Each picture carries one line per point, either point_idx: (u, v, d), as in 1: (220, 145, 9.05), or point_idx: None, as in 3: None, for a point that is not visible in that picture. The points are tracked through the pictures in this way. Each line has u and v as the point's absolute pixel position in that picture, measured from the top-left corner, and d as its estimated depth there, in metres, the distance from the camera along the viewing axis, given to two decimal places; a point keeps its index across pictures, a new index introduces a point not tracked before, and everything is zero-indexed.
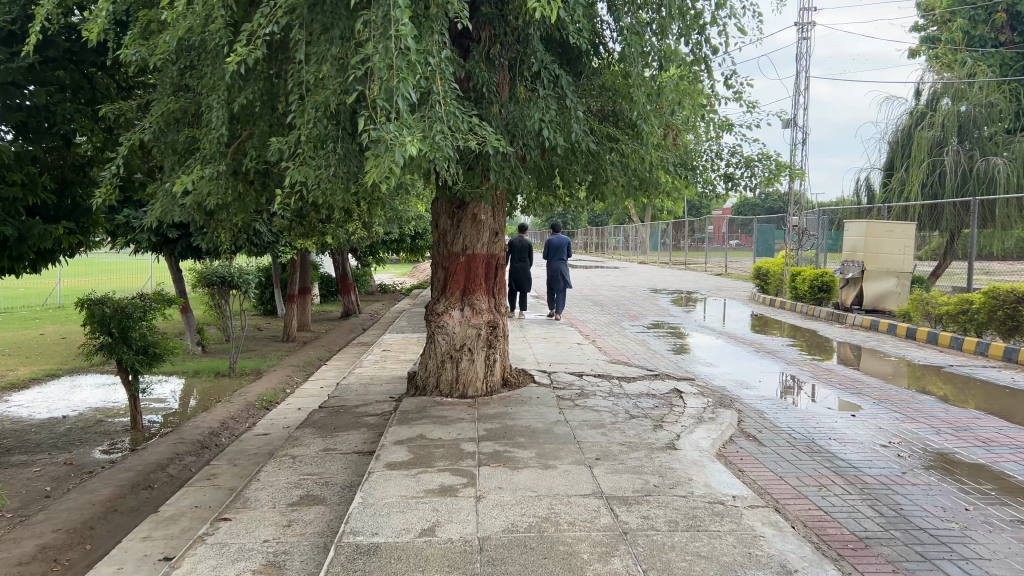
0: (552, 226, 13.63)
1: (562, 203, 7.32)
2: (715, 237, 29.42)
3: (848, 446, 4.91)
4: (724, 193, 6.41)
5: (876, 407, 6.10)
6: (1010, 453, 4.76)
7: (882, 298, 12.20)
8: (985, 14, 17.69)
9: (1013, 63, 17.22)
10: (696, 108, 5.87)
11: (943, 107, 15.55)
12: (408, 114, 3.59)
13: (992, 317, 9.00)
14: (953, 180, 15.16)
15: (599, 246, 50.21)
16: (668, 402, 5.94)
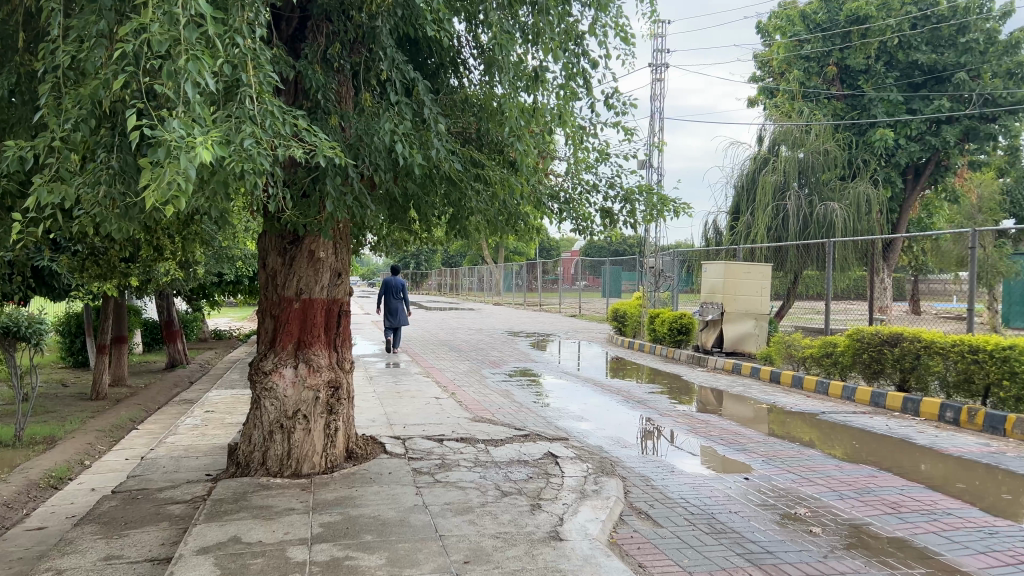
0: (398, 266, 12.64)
1: (417, 240, 6.39)
2: (566, 278, 29.25)
3: (754, 522, 4.23)
4: (602, 230, 5.75)
5: (767, 467, 5.55)
6: (927, 523, 4.24)
7: (741, 341, 12.03)
8: (817, 66, 18.15)
9: (842, 114, 17.92)
10: (570, 131, 5.17)
11: (783, 154, 15.86)
12: (205, 107, 2.59)
13: (857, 360, 8.83)
14: (795, 225, 15.32)
15: (452, 287, 49.54)
16: (543, 472, 5.08)
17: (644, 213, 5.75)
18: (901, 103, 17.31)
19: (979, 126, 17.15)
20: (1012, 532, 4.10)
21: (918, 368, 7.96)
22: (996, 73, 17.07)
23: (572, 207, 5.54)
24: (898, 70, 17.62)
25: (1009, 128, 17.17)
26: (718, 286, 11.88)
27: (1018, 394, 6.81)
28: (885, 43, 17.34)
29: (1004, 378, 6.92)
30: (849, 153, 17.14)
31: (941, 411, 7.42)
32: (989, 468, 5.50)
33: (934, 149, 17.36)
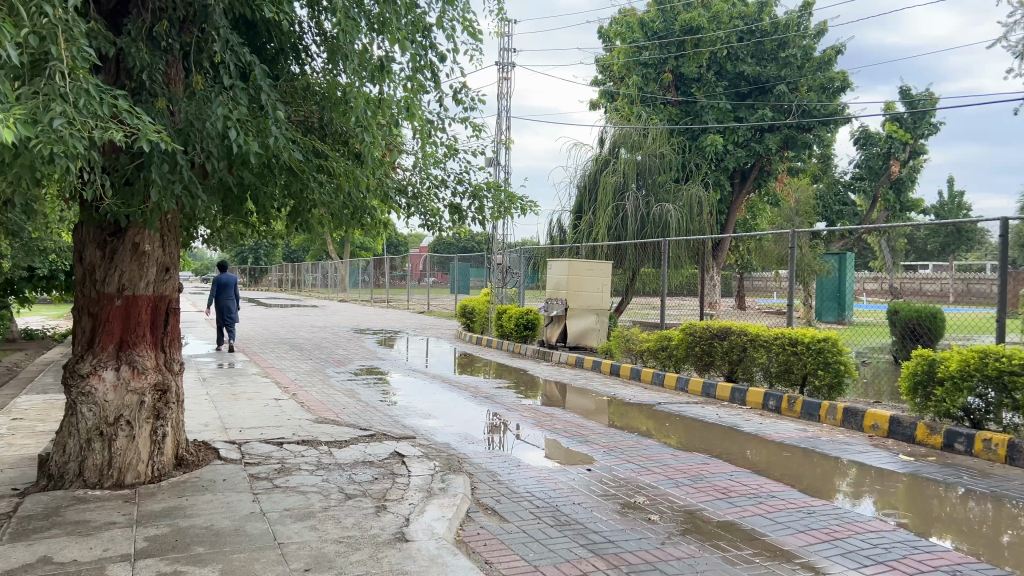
0: (225, 260, 11.96)
1: (255, 234, 6.08)
2: (414, 275, 29.02)
3: (597, 513, 4.33)
4: (450, 227, 5.70)
5: (608, 458, 5.72)
6: (754, 506, 4.51)
7: (584, 335, 12.37)
8: (654, 73, 18.83)
9: (677, 119, 18.88)
10: (417, 125, 5.08)
11: (622, 156, 16.42)
12: (5, 79, 2.31)
13: (690, 353, 9.31)
14: (633, 225, 15.92)
15: (295, 283, 47.94)
16: (389, 472, 4.97)
17: (493, 210, 5.75)
18: (730, 111, 18.44)
19: (796, 135, 18.63)
20: (827, 510, 4.44)
21: (744, 360, 8.49)
22: (810, 87, 18.51)
23: (419, 202, 5.45)
24: (727, 80, 18.69)
25: (822, 138, 18.72)
26: (563, 283, 12.16)
27: (831, 382, 7.47)
28: (715, 54, 18.40)
29: (818, 368, 7.54)
30: (683, 157, 18.06)
31: (764, 400, 7.96)
32: (806, 452, 5.95)
33: (758, 155, 18.63)
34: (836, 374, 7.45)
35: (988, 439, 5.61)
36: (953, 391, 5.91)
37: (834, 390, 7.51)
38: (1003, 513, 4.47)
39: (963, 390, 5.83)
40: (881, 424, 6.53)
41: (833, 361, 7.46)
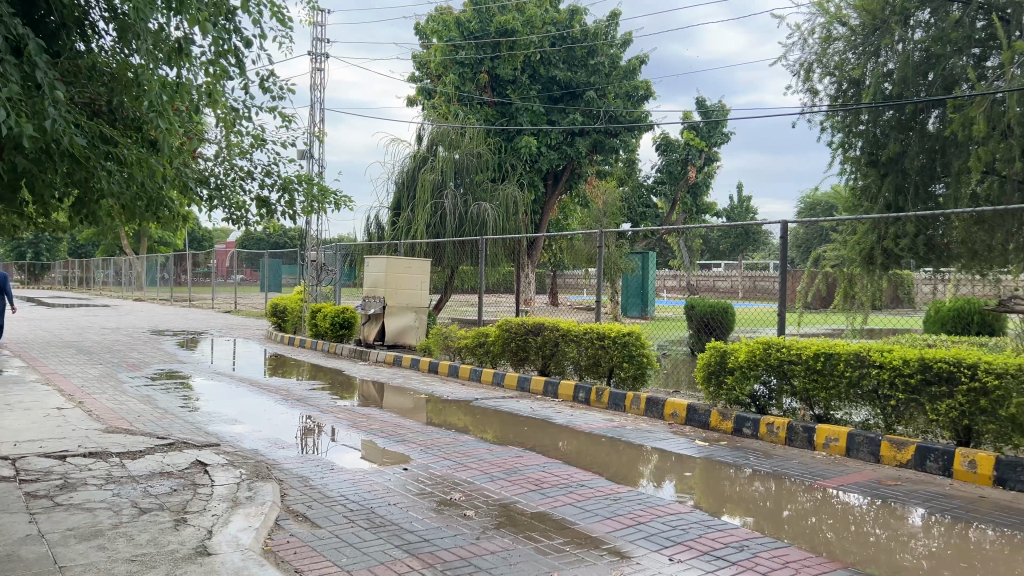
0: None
1: (32, 226, 5.49)
2: (220, 272, 27.50)
3: (412, 512, 4.30)
4: (257, 221, 5.44)
5: (424, 456, 5.69)
6: (564, 495, 4.66)
7: (402, 333, 12.27)
8: (471, 72, 18.76)
9: (493, 119, 19.17)
10: (221, 113, 4.79)
11: (440, 154, 16.42)
12: None
13: (505, 348, 9.48)
14: (452, 223, 15.96)
15: (84, 282, 43.93)
16: (190, 482, 4.66)
17: (303, 205, 5.54)
18: (543, 114, 18.99)
19: (605, 140, 19.55)
20: (632, 496, 4.67)
21: (557, 354, 8.78)
22: (617, 94, 19.53)
23: (223, 194, 5.15)
24: (540, 83, 19.23)
25: (627, 142, 19.86)
26: (380, 281, 11.98)
27: (635, 373, 7.90)
28: (529, 57, 18.86)
29: (624, 360, 7.93)
30: (499, 157, 18.40)
31: (575, 392, 8.26)
32: (613, 441, 6.24)
33: (570, 158, 19.34)
34: (640, 365, 7.90)
35: (771, 422, 6.15)
36: (741, 380, 6.42)
37: (638, 380, 7.95)
38: (784, 489, 4.92)
39: (750, 379, 6.34)
40: (680, 412, 6.98)
41: (637, 353, 7.90)
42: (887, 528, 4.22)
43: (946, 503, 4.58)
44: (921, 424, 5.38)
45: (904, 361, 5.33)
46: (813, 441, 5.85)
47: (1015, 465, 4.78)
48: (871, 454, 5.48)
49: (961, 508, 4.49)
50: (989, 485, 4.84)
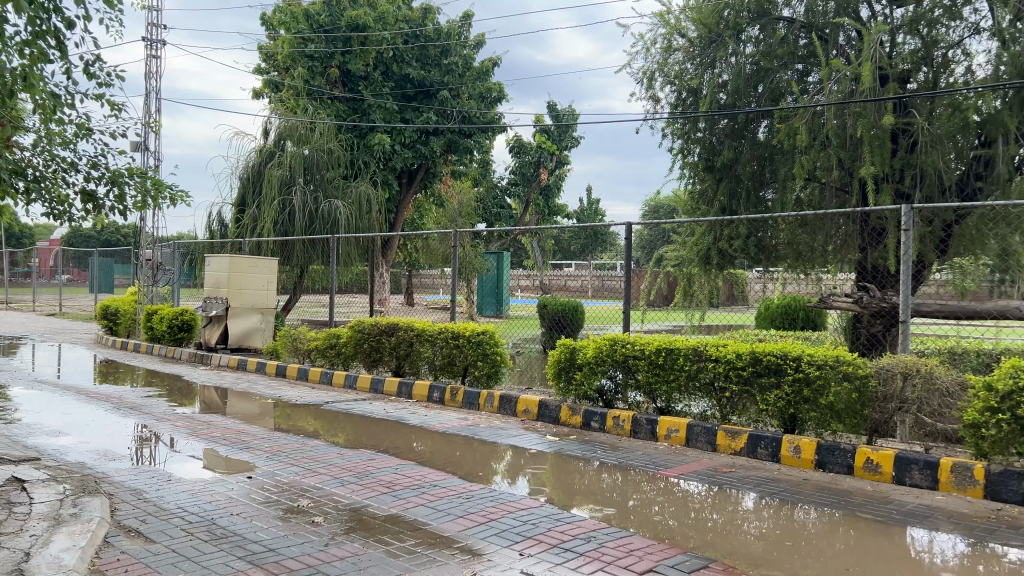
0: None
1: None
2: (42, 272, 25.30)
3: (256, 522, 4.13)
4: (82, 216, 5.04)
5: (270, 463, 5.48)
6: (416, 496, 4.63)
7: (247, 335, 11.77)
8: (321, 67, 18.31)
9: (345, 115, 18.53)
10: (39, 99, 4.40)
11: (288, 149, 15.83)
12: None
13: (358, 349, 9.27)
14: (301, 219, 15.48)
15: None
16: (4, 501, 4.25)
17: (135, 200, 5.19)
18: (396, 112, 18.78)
19: (459, 140, 19.60)
20: (484, 494, 4.70)
21: (411, 354, 8.69)
22: (471, 95, 19.74)
23: (43, 188, 4.74)
24: (392, 81, 18.97)
25: (481, 143, 20.02)
26: (223, 280, 11.45)
27: (490, 371, 7.93)
28: (381, 54, 18.52)
29: (478, 359, 7.96)
30: (351, 154, 18.04)
31: (429, 392, 8.22)
32: (467, 440, 6.25)
33: (424, 156, 19.22)
34: (494, 363, 7.95)
35: (617, 416, 6.37)
36: (589, 376, 6.60)
37: (492, 378, 8.00)
38: (629, 480, 5.12)
39: (598, 374, 6.53)
40: (532, 408, 7.10)
41: (490, 352, 7.95)
42: (723, 513, 4.48)
43: (774, 487, 4.92)
44: (752, 413, 5.73)
45: (737, 354, 5.65)
46: (656, 432, 6.12)
47: (834, 449, 5.20)
48: (708, 443, 5.79)
49: (787, 490, 4.85)
50: (812, 468, 5.24)
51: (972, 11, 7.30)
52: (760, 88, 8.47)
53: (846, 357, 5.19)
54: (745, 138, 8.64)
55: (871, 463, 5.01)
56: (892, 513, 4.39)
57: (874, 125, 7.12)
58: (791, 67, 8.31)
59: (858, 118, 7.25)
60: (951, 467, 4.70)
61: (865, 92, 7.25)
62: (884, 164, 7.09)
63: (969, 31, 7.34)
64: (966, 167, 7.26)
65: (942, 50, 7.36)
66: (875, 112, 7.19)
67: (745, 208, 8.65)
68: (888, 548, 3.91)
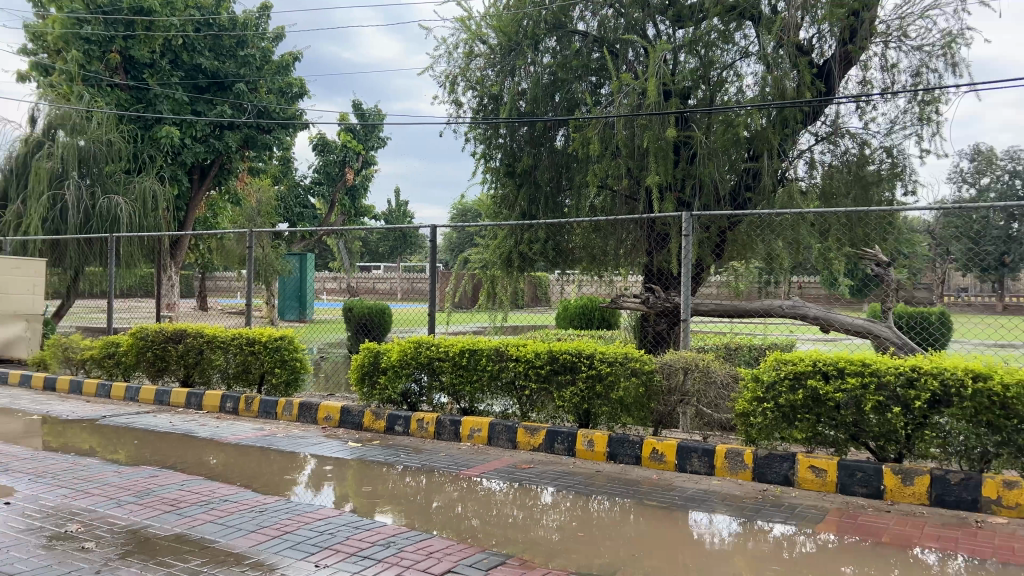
0: None
1: None
2: None
3: (14, 553, 3.69)
4: None
5: (33, 486, 4.93)
6: (204, 513, 4.35)
7: (9, 345, 10.55)
8: (99, 50, 16.60)
9: (126, 105, 17.01)
10: None
11: (60, 139, 14.38)
12: None
13: (140, 359, 8.57)
14: (75, 217, 14.02)
15: None
16: None
17: None
18: (186, 103, 17.58)
19: (257, 136, 18.76)
20: (279, 506, 4.51)
21: (201, 363, 8.17)
22: (270, 89, 19.02)
23: None
24: (182, 70, 17.73)
25: (281, 140, 19.40)
26: None
27: (288, 378, 7.65)
28: (169, 41, 17.27)
29: (275, 366, 7.64)
30: (134, 147, 16.72)
31: (221, 402, 7.78)
32: (262, 451, 5.97)
33: (218, 152, 18.17)
34: (293, 370, 7.68)
35: (421, 418, 6.35)
36: (394, 378, 6.52)
37: (291, 386, 7.71)
38: (432, 482, 5.12)
39: (401, 377, 6.47)
40: (333, 415, 6.92)
41: (289, 358, 7.66)
42: (522, 508, 4.60)
43: (570, 480, 5.12)
44: (550, 410, 5.90)
45: (536, 353, 5.79)
46: (458, 432, 6.17)
47: (623, 440, 5.47)
48: (508, 441, 5.91)
49: (581, 483, 5.06)
50: (604, 461, 5.50)
51: (741, 36, 8.02)
52: (557, 98, 8.79)
53: (634, 354, 5.48)
54: (543, 145, 8.91)
55: (656, 453, 5.34)
56: (674, 499, 4.71)
57: (658, 137, 7.59)
58: (584, 79, 8.68)
59: (645, 130, 7.69)
60: (726, 453, 5.11)
61: (650, 105, 7.69)
62: (667, 174, 7.57)
63: (740, 55, 8.03)
64: (737, 177, 7.90)
65: (717, 70, 7.98)
66: (659, 125, 7.67)
67: (543, 213, 8.92)
68: (672, 531, 4.18)
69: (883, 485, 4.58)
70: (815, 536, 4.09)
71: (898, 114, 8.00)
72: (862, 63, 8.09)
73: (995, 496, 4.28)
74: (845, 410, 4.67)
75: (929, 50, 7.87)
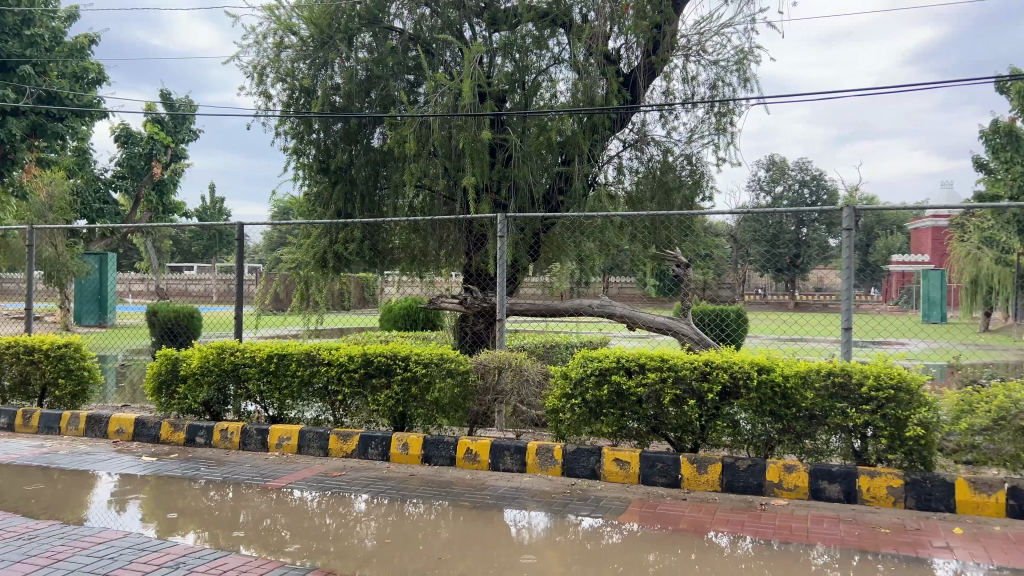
0: None
1: None
2: None
3: None
4: None
5: None
6: None
7: None
8: None
9: None
10: None
11: None
12: None
13: None
14: None
15: None
16: None
17: None
18: None
19: (46, 123, 17.03)
20: (56, 531, 4.08)
21: None
22: (61, 74, 17.45)
23: None
24: None
25: (74, 128, 17.70)
26: None
27: (75, 390, 6.97)
28: None
29: (59, 376, 6.94)
30: None
31: None
32: (42, 471, 5.41)
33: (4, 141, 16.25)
34: (80, 381, 7.01)
35: (225, 428, 6.02)
36: (194, 387, 6.12)
37: (78, 398, 7.04)
38: (236, 495, 4.84)
39: (203, 386, 6.08)
40: (126, 428, 6.41)
41: (75, 368, 6.98)
42: (334, 516, 4.45)
43: (382, 485, 5.02)
44: (364, 414, 5.77)
45: (349, 357, 5.63)
46: (266, 442, 5.90)
47: (438, 442, 5.44)
48: (320, 448, 5.73)
49: (393, 487, 4.97)
50: (419, 463, 5.44)
51: (555, 43, 8.26)
52: (372, 95, 8.58)
53: (449, 355, 5.45)
54: (358, 143, 8.71)
55: (470, 453, 5.35)
56: (486, 498, 4.73)
57: (474, 138, 7.62)
58: (401, 77, 8.58)
59: (460, 131, 7.69)
60: (537, 450, 5.20)
61: (465, 106, 7.71)
62: (482, 175, 7.61)
63: (552, 61, 8.30)
64: (550, 181, 8.09)
65: (532, 75, 8.16)
66: (475, 126, 7.69)
67: (359, 212, 8.73)
68: (483, 531, 4.19)
69: (681, 475, 4.83)
70: (621, 526, 4.25)
71: (697, 124, 8.52)
72: (665, 74, 8.57)
73: (778, 480, 4.64)
74: (646, 403, 4.90)
75: (724, 65, 8.45)
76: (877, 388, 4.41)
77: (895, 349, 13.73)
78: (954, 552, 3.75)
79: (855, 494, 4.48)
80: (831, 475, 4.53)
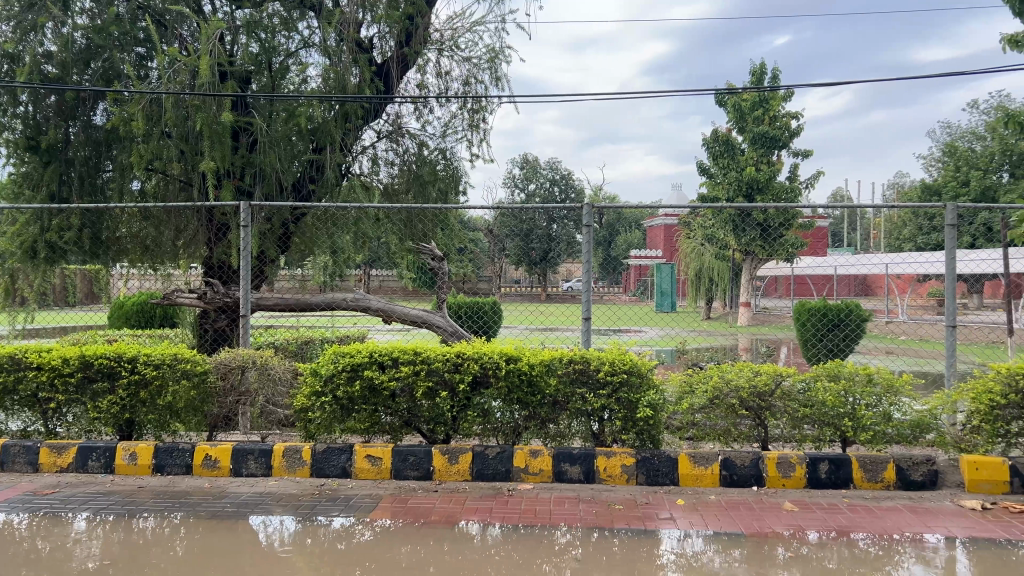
0: None
1: None
2: None
3: None
4: None
5: None
6: None
7: None
8: None
9: None
10: None
11: None
12: None
13: None
14: None
15: None
16: None
17: None
18: None
19: None
20: None
21: None
22: None
23: None
24: None
25: None
26: None
27: None
28: None
29: None
30: None
31: None
32: None
33: None
34: None
35: None
36: None
37: None
38: None
39: None
40: None
41: None
42: (48, 540, 3.93)
43: (106, 501, 4.53)
44: (83, 424, 5.16)
45: (64, 360, 4.99)
46: None
47: (172, 450, 5.01)
48: (29, 464, 5.06)
49: (118, 502, 4.49)
50: (149, 474, 4.98)
51: (304, 26, 7.95)
52: (92, 66, 7.77)
53: (183, 354, 5.02)
54: (75, 120, 7.81)
55: (209, 460, 4.99)
56: (226, 507, 4.42)
57: (213, 119, 7.10)
58: (128, 50, 7.85)
59: (197, 112, 7.12)
60: (284, 452, 4.97)
61: (203, 85, 7.17)
62: (224, 160, 7.13)
63: (302, 45, 7.98)
64: (301, 169, 7.79)
65: (279, 57, 7.80)
66: (214, 107, 7.18)
67: (78, 196, 7.83)
68: (226, 540, 3.92)
69: (432, 467, 4.85)
70: (372, 523, 4.16)
71: (450, 119, 8.61)
72: (418, 66, 8.58)
73: (524, 465, 4.81)
74: (399, 397, 4.86)
75: (476, 62, 8.61)
76: (612, 372, 4.70)
77: (631, 336, 14.85)
78: (677, 522, 4.10)
79: (593, 474, 4.76)
80: (572, 457, 4.78)
